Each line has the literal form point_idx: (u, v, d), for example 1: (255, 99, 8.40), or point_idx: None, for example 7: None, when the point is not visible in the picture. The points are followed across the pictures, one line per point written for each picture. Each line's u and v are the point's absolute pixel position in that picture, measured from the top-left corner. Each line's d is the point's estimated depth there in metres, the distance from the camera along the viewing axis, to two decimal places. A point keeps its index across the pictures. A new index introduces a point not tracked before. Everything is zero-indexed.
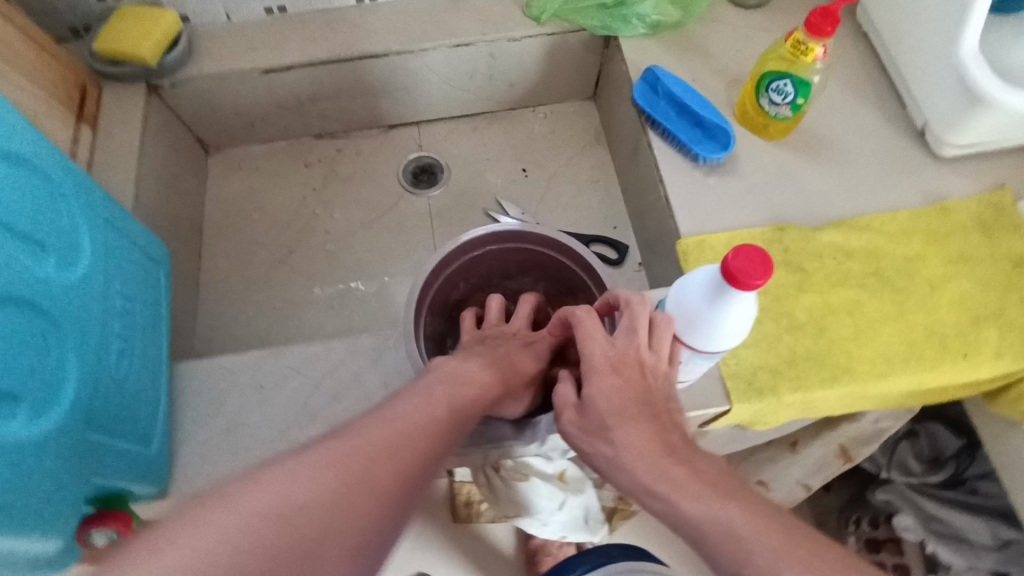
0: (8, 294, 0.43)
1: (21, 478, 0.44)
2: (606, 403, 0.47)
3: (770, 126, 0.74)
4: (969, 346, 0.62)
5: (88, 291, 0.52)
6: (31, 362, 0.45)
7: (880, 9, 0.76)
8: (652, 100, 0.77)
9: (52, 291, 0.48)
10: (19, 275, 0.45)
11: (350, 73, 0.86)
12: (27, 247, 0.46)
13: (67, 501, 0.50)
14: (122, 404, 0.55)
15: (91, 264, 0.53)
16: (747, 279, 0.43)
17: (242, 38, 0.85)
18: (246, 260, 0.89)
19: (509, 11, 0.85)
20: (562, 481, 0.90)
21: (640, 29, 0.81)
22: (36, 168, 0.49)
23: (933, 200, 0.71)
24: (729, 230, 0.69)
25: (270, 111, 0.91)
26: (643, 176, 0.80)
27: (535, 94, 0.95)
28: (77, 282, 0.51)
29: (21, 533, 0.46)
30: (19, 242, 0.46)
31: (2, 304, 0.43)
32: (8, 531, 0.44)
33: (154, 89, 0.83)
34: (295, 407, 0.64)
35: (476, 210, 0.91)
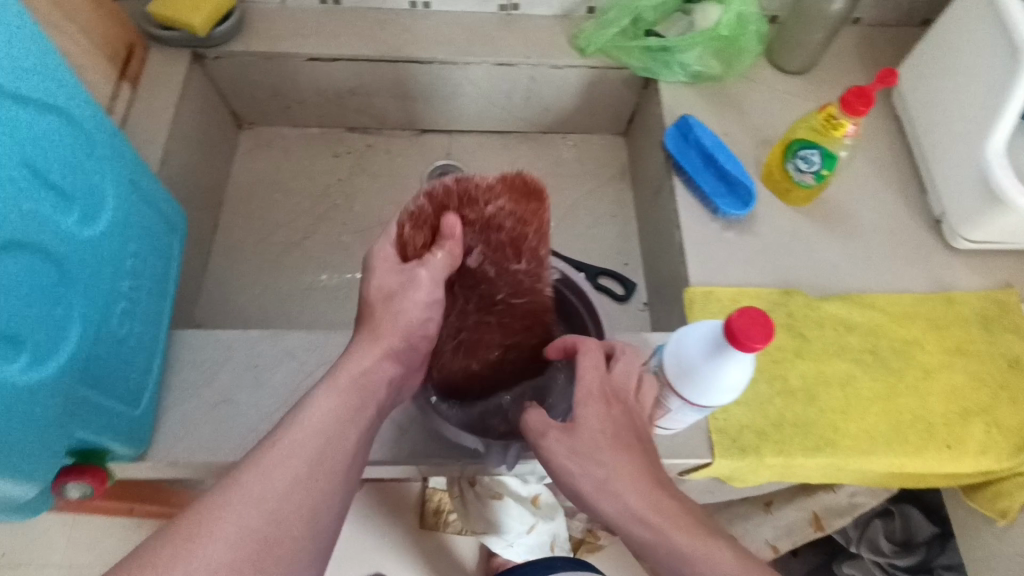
0: (26, 240, 0.44)
1: (11, 423, 0.44)
2: (598, 429, 0.47)
3: (792, 192, 0.75)
4: (953, 438, 0.63)
5: (104, 247, 0.53)
6: (39, 308, 0.45)
7: (914, 95, 0.77)
8: (682, 147, 0.78)
9: (70, 242, 0.48)
10: (39, 222, 0.45)
11: (391, 73, 0.88)
12: (53, 196, 0.47)
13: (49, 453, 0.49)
14: (117, 363, 0.55)
15: (110, 222, 0.54)
16: (748, 341, 0.44)
17: (292, 23, 0.86)
18: (260, 237, 0.91)
19: (556, 39, 0.86)
20: (535, 505, 0.90)
21: (680, 76, 0.83)
22: (71, 120, 0.49)
23: (940, 289, 0.72)
24: (736, 285, 0.70)
25: (307, 97, 0.92)
26: (662, 219, 0.82)
27: (568, 122, 0.97)
28: (94, 238, 0.51)
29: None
30: (45, 190, 0.46)
31: (19, 248, 0.43)
32: None
33: (199, 58, 0.84)
34: (285, 391, 0.65)
35: None
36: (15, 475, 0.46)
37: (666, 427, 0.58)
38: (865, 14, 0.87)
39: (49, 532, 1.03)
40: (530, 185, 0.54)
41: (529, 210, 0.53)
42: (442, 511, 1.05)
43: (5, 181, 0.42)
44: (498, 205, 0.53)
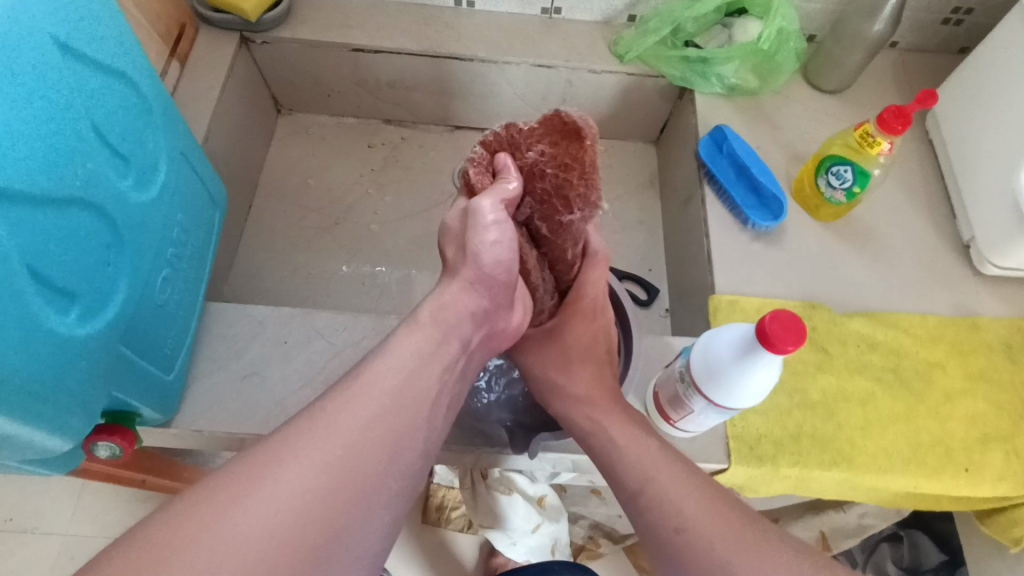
0: (87, 197, 0.45)
1: (59, 374, 0.45)
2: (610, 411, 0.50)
3: (822, 209, 0.76)
4: (972, 462, 0.63)
5: (153, 214, 0.54)
6: (92, 266, 0.47)
7: (950, 121, 0.78)
8: (715, 157, 0.79)
9: (124, 205, 0.50)
10: (100, 181, 0.47)
11: (431, 69, 0.90)
12: (112, 159, 0.49)
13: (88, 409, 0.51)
14: (156, 328, 0.57)
15: (161, 190, 0.55)
16: (779, 344, 0.44)
17: (339, 14, 0.88)
18: (292, 221, 0.92)
19: (595, 44, 0.88)
20: (542, 506, 0.91)
21: (716, 88, 0.84)
22: (132, 88, 0.51)
23: (965, 314, 0.72)
24: (762, 296, 0.71)
25: (347, 87, 0.94)
26: (689, 228, 0.82)
27: (601, 127, 0.98)
28: (146, 203, 0.53)
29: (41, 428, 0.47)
30: (106, 151, 0.48)
31: (79, 207, 0.45)
32: (32, 422, 0.45)
33: (246, 42, 0.86)
34: (312, 369, 0.66)
35: None
36: (57, 426, 0.48)
37: (685, 429, 0.59)
38: (903, 38, 0.88)
39: (62, 498, 1.05)
40: (570, 123, 0.46)
41: (571, 153, 0.46)
42: (445, 507, 1.06)
43: (71, 138, 0.44)
44: (541, 150, 0.47)
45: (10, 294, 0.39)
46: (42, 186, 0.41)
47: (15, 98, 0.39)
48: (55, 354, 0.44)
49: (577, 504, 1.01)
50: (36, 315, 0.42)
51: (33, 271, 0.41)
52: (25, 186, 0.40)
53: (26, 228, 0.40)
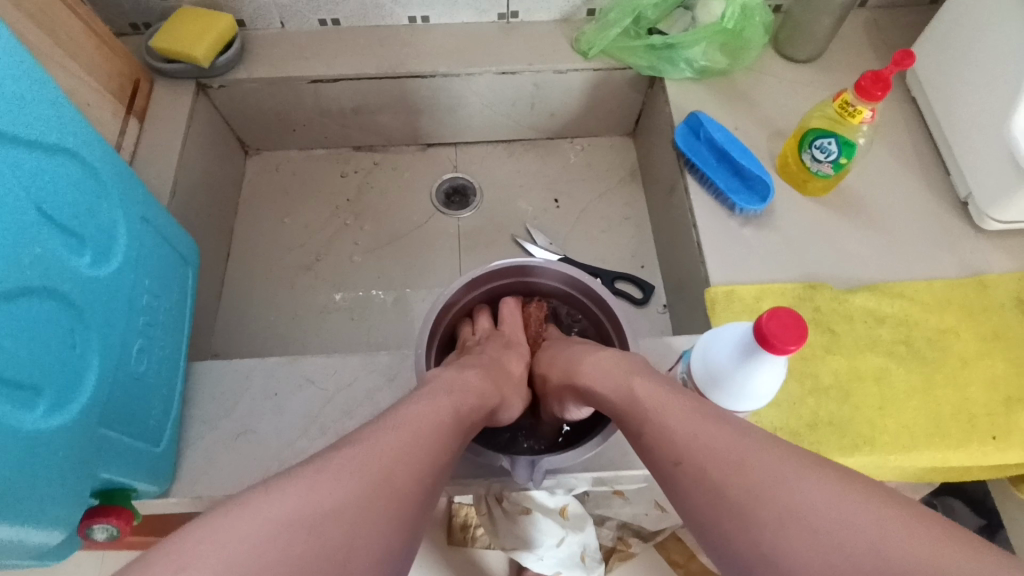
0: (38, 282, 0.43)
1: (36, 471, 0.43)
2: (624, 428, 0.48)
3: (810, 183, 0.73)
4: (998, 428, 0.60)
5: (117, 286, 0.52)
6: (53, 353, 0.44)
7: (930, 75, 0.75)
8: (693, 145, 0.77)
9: (83, 282, 0.48)
10: (53, 263, 0.45)
11: (395, 90, 0.88)
12: (64, 238, 0.46)
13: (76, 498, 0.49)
14: (136, 401, 0.55)
15: (122, 260, 0.53)
16: (779, 344, 0.42)
17: (294, 47, 0.86)
18: (273, 262, 0.90)
19: (558, 43, 0.86)
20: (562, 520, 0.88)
21: (686, 72, 0.82)
22: (78, 157, 0.49)
23: (972, 273, 0.69)
24: (760, 282, 0.68)
25: (312, 119, 0.92)
26: (677, 218, 0.80)
27: (575, 126, 0.96)
28: (107, 275, 0.51)
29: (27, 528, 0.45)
30: (55, 230, 0.46)
31: (30, 296, 0.43)
32: (17, 526, 0.43)
33: (203, 88, 0.85)
34: (307, 418, 0.64)
35: (504, 235, 0.91)
36: (49, 522, 0.46)
37: None
38: None
39: (81, 567, 1.03)
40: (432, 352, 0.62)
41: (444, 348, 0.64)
42: (468, 526, 1.04)
43: (13, 224, 0.41)
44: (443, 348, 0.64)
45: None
46: None
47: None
48: (31, 452, 0.42)
49: (602, 507, 0.99)
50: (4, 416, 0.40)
51: None
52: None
53: None
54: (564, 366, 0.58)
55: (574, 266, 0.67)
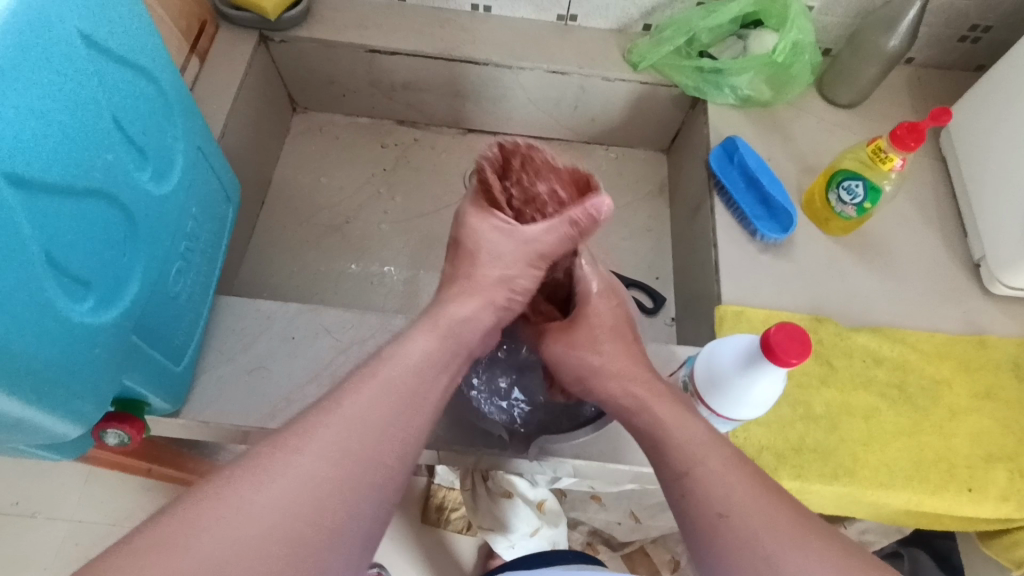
0: (103, 186, 0.46)
1: (74, 361, 0.46)
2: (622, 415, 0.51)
3: (833, 222, 0.76)
4: (976, 481, 0.62)
5: (168, 207, 0.55)
6: (106, 255, 0.47)
7: (964, 137, 0.77)
8: (725, 167, 0.79)
9: (141, 195, 0.50)
10: (117, 172, 0.47)
11: (446, 71, 0.91)
12: (132, 152, 0.49)
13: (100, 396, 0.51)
14: (166, 318, 0.57)
15: (176, 183, 0.56)
16: (783, 355, 0.44)
17: (357, 14, 0.89)
18: (303, 217, 0.93)
19: (610, 51, 0.88)
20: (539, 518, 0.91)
21: (729, 98, 0.84)
22: (153, 78, 0.52)
23: (973, 332, 0.71)
24: (769, 307, 0.71)
25: (363, 87, 0.95)
26: (698, 236, 0.83)
27: (612, 134, 0.98)
28: (162, 195, 0.54)
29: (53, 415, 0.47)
30: (124, 143, 0.48)
31: (95, 198, 0.45)
32: (47, 409, 0.46)
33: (265, 40, 0.88)
34: (319, 364, 0.66)
35: None
36: (72, 414, 0.49)
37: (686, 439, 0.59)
38: (918, 54, 0.88)
39: (65, 483, 1.06)
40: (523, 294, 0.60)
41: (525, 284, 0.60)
42: (445, 508, 1.07)
43: (91, 129, 0.44)
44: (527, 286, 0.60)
45: (26, 281, 0.40)
46: (63, 176, 0.42)
47: (40, 88, 0.39)
48: (72, 342, 0.45)
49: (577, 509, 1.01)
50: (53, 302, 0.42)
51: (50, 259, 0.42)
52: (45, 174, 0.40)
53: (49, 217, 0.41)
54: None
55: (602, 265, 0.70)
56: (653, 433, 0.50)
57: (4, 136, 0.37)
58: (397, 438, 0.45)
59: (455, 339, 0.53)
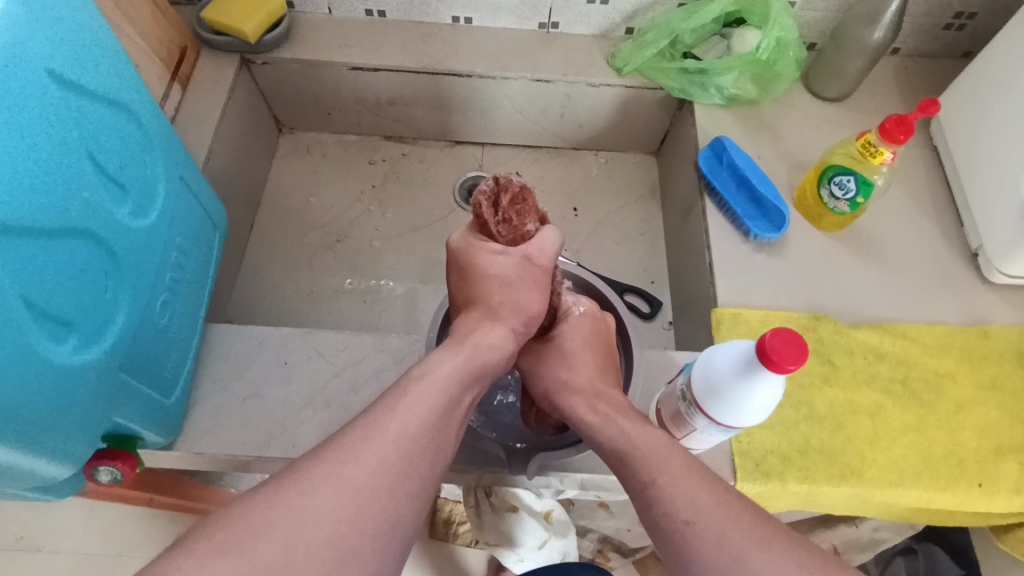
0: (82, 224, 0.45)
1: (59, 403, 0.45)
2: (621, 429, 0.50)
3: (826, 218, 0.75)
4: (986, 475, 0.61)
5: (150, 240, 0.54)
6: (87, 293, 0.46)
7: (954, 125, 0.76)
8: (715, 168, 0.78)
9: (121, 230, 0.50)
10: (94, 208, 0.47)
11: (431, 85, 0.90)
12: (110, 187, 0.49)
13: (90, 435, 0.50)
14: (155, 352, 0.56)
15: (158, 215, 0.55)
16: (781, 361, 0.43)
17: (338, 33, 0.89)
18: (293, 238, 0.93)
19: (594, 57, 0.88)
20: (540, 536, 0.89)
21: (716, 99, 0.84)
22: (128, 111, 0.51)
23: (975, 323, 0.70)
24: (766, 308, 0.70)
25: (347, 105, 0.95)
26: (692, 239, 0.82)
27: (601, 139, 0.98)
28: (144, 228, 0.53)
29: (43, 458, 0.46)
30: (101, 178, 0.48)
31: (74, 236, 0.45)
32: (35, 452, 0.45)
33: (247, 63, 0.87)
34: (313, 389, 0.66)
35: None
36: (61, 456, 0.48)
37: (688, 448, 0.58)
38: (904, 44, 0.87)
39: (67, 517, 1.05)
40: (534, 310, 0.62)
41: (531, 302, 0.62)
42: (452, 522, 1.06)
43: (66, 168, 0.44)
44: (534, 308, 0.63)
45: (5, 324, 0.39)
46: (39, 218, 0.41)
47: (10, 131, 0.39)
48: (56, 384, 0.44)
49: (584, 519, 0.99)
50: (33, 345, 0.41)
51: (30, 302, 0.41)
52: (21, 216, 0.40)
53: (27, 260, 0.41)
54: (568, 365, 0.59)
55: (592, 274, 0.70)
56: (652, 446, 0.49)
57: None
58: (390, 466, 0.44)
59: (446, 360, 0.52)
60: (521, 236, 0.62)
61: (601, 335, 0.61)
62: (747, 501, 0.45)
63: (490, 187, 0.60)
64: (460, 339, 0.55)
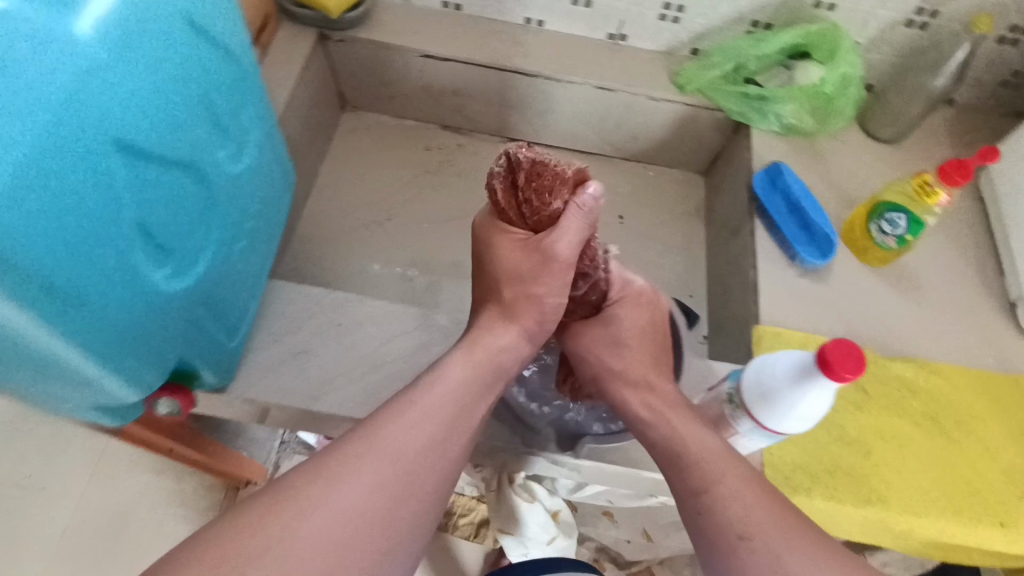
0: (191, 160, 0.48)
1: (146, 327, 0.47)
2: None
3: (871, 252, 0.77)
4: (1007, 517, 0.62)
5: (240, 186, 0.56)
6: (185, 226, 0.49)
7: (1006, 178, 0.79)
8: (768, 191, 0.81)
9: (219, 172, 0.52)
10: (200, 147, 0.49)
11: (497, 80, 0.93)
12: (216, 130, 0.51)
13: (162, 365, 0.53)
14: (228, 295, 0.59)
15: (248, 164, 0.58)
16: (839, 370, 0.45)
17: (414, 20, 0.92)
18: (344, 212, 0.95)
19: (657, 73, 0.91)
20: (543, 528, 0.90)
21: (773, 126, 0.87)
22: (237, 60, 0.54)
23: (1007, 370, 0.72)
24: (806, 331, 0.72)
25: (412, 91, 0.98)
26: (736, 257, 0.84)
27: (653, 152, 1.00)
28: (237, 174, 0.55)
29: (120, 378, 0.49)
30: (209, 120, 0.50)
31: (182, 169, 0.47)
32: (116, 370, 0.47)
33: (323, 39, 0.90)
34: (362, 353, 0.67)
35: None
36: (134, 379, 0.50)
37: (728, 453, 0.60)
38: (960, 96, 0.90)
39: None
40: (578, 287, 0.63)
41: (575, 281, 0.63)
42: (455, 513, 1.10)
43: (186, 104, 0.46)
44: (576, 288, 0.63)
45: (115, 240, 0.41)
46: (157, 146, 0.44)
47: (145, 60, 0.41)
48: (150, 306, 0.46)
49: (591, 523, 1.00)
50: (136, 265, 0.44)
51: (139, 224, 0.44)
52: (142, 140, 0.42)
53: (142, 184, 0.43)
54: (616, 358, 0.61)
55: None
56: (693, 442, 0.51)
57: (111, 102, 0.39)
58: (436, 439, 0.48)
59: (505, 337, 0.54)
60: (547, 215, 0.56)
61: (651, 324, 0.62)
62: (781, 514, 0.48)
63: (497, 182, 0.55)
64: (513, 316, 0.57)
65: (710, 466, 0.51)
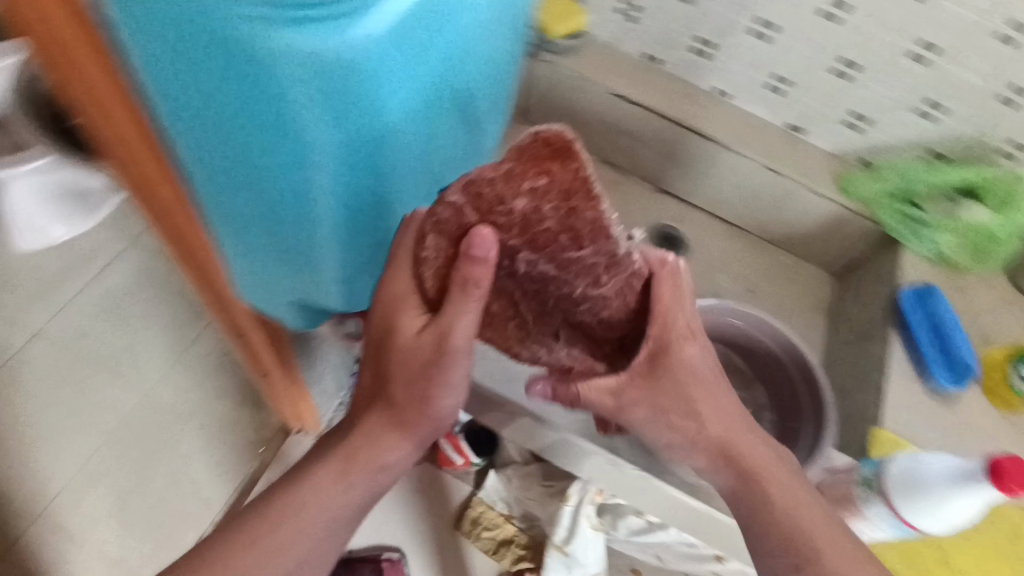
0: (486, 128, 0.54)
1: (382, 246, 0.56)
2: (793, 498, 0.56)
3: (1001, 396, 0.79)
4: None
5: (493, 162, 0.63)
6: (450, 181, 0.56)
7: None
8: (913, 309, 0.84)
9: (491, 147, 0.59)
10: (495, 121, 0.55)
11: (673, 134, 1.00)
12: (507, 106, 0.57)
13: (370, 280, 0.62)
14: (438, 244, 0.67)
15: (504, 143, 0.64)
16: (1007, 483, 0.48)
17: (616, 62, 1.00)
18: None
19: (825, 170, 0.96)
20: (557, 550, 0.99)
21: (926, 252, 0.91)
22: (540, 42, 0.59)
23: None
24: (929, 449, 0.74)
25: (590, 121, 1.05)
26: (864, 359, 0.87)
27: (794, 242, 1.05)
28: (497, 151, 0.62)
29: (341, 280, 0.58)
30: (509, 98, 0.56)
31: (477, 136, 0.53)
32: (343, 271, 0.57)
33: (533, 57, 0.99)
34: None
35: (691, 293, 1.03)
36: (348, 283, 0.60)
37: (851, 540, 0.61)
38: None
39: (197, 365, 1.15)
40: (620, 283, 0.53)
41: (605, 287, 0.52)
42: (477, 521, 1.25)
43: (507, 83, 0.52)
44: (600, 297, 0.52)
45: (411, 177, 0.49)
46: (478, 114, 0.50)
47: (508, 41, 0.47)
48: (356, 207, 0.48)
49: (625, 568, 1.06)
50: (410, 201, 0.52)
51: (429, 170, 0.51)
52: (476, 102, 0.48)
53: (450, 142, 0.50)
54: None
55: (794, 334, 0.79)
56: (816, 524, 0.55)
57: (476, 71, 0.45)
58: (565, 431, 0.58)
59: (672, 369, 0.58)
60: (525, 223, 0.49)
61: None
62: None
63: (446, 213, 0.51)
64: (441, 378, 0.55)
65: (828, 551, 0.53)
